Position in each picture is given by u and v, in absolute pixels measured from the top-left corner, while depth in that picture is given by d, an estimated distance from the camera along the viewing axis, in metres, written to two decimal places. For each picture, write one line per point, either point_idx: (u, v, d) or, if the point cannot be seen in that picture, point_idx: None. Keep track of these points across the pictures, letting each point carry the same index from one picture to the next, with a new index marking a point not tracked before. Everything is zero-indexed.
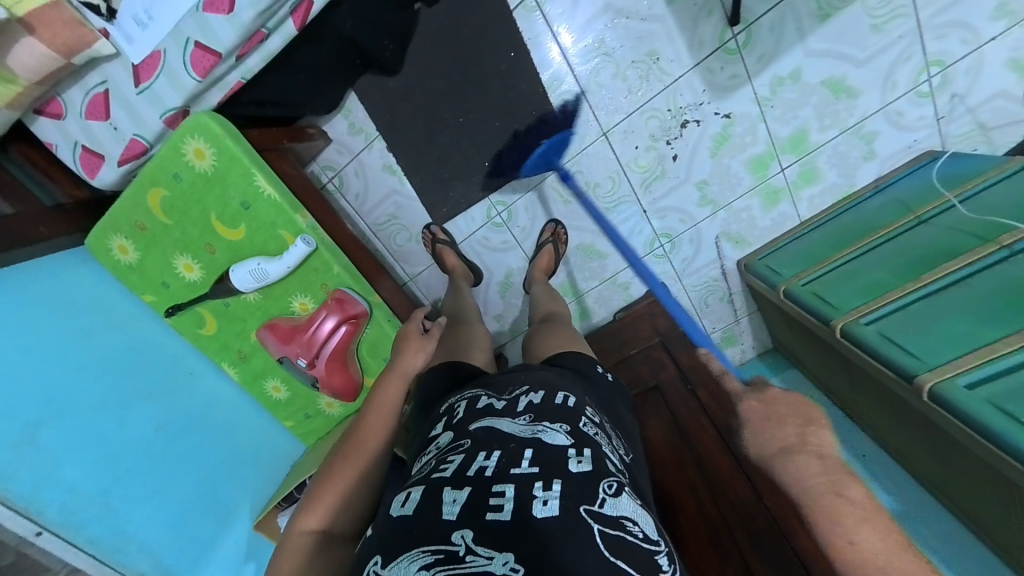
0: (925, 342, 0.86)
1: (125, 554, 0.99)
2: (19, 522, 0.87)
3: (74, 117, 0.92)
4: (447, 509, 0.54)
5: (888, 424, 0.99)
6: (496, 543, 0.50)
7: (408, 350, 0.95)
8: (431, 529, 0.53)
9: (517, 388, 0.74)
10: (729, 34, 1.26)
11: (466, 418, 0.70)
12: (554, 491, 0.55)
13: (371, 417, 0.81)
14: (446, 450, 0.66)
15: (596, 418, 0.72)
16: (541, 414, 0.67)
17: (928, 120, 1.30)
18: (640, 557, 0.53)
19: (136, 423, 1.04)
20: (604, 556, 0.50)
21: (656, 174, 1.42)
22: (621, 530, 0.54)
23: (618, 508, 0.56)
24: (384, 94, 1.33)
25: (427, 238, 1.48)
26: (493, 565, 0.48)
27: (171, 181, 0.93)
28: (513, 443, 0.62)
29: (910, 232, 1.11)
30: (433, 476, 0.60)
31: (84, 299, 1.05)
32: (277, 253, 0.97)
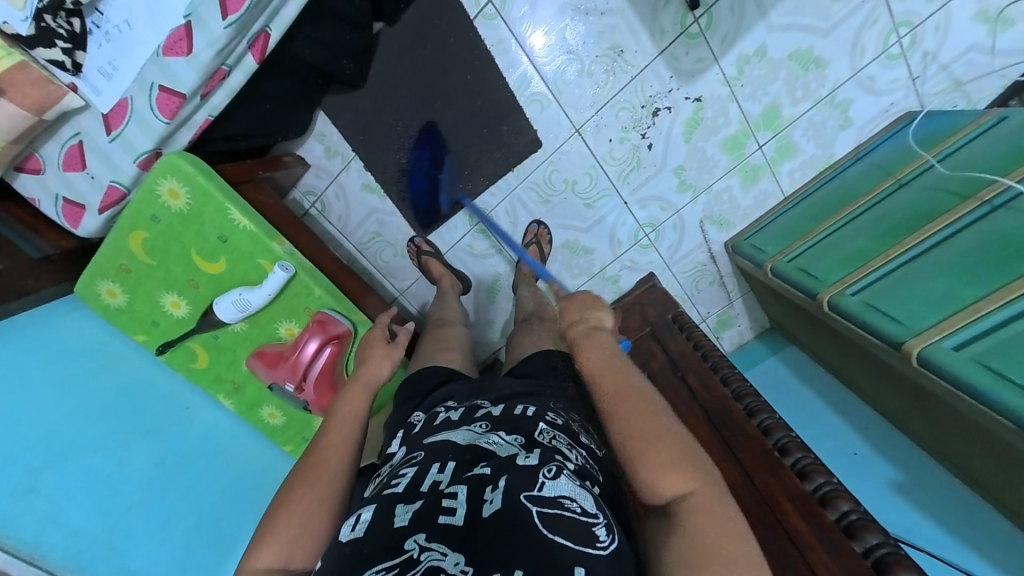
0: (906, 307, 0.85)
1: None
2: (21, 569, 0.86)
3: (53, 171, 0.95)
4: (399, 518, 0.56)
5: (883, 392, 0.98)
6: (449, 544, 0.52)
7: (371, 359, 0.94)
8: (383, 544, 0.54)
9: (480, 400, 0.78)
10: (690, 18, 1.26)
11: (424, 432, 0.74)
12: (500, 488, 0.57)
13: (334, 435, 0.81)
14: (400, 465, 0.68)
15: (559, 420, 0.73)
16: (496, 422, 0.70)
17: (901, 82, 1.28)
18: (579, 529, 0.53)
19: (138, 461, 1.06)
20: (541, 535, 0.52)
21: (632, 165, 1.42)
22: (559, 508, 0.55)
23: (558, 488, 0.57)
24: (355, 114, 1.35)
25: (412, 250, 1.51)
26: (446, 562, 0.50)
27: (150, 224, 0.95)
28: (468, 453, 0.64)
29: (890, 197, 1.10)
30: (385, 493, 0.62)
31: (81, 346, 1.09)
32: (258, 282, 0.99)
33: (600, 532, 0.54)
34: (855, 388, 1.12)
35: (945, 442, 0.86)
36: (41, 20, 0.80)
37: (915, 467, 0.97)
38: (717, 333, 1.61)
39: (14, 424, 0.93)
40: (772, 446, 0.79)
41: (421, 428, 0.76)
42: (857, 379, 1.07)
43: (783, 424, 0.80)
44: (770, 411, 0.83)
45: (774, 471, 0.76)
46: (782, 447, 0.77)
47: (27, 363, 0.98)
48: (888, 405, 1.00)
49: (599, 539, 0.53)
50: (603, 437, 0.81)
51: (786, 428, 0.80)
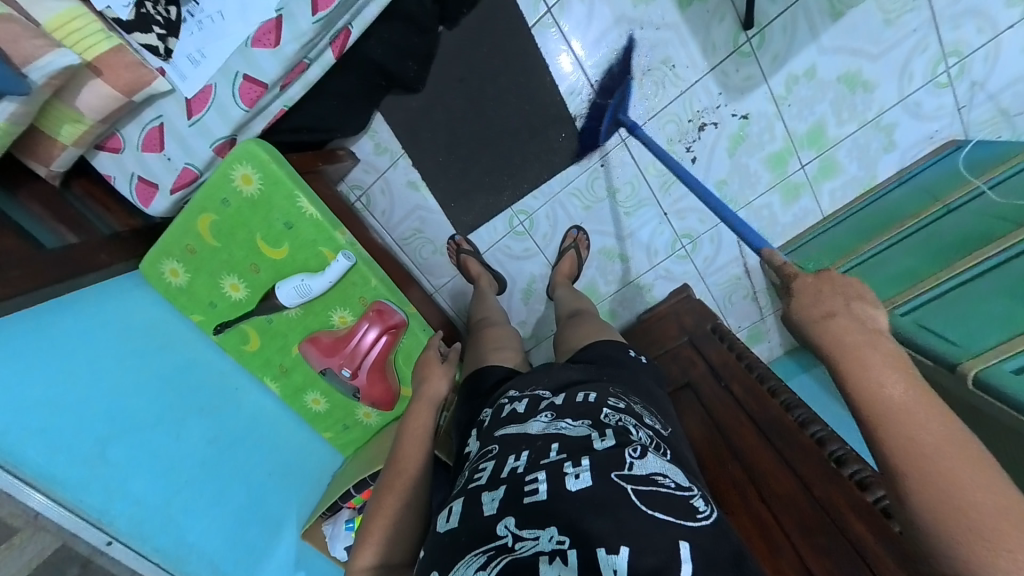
0: (965, 329, 0.88)
1: (184, 560, 1.10)
2: (91, 532, 0.99)
3: (130, 151, 0.98)
4: (488, 506, 0.62)
5: None
6: (537, 522, 0.57)
7: (430, 377, 0.97)
8: (477, 533, 0.60)
9: (540, 391, 0.80)
10: (743, 37, 1.29)
11: (494, 426, 0.77)
12: (584, 465, 0.61)
13: (409, 442, 0.86)
14: (478, 459, 0.73)
15: (620, 404, 0.75)
16: (562, 411, 0.73)
17: (947, 109, 1.30)
18: (676, 503, 0.58)
19: (191, 441, 1.10)
20: (640, 510, 0.56)
21: (674, 176, 1.44)
22: (654, 485, 0.60)
23: (648, 467, 0.62)
24: (407, 112, 1.39)
25: (451, 248, 1.53)
26: (541, 542, 0.55)
27: (220, 208, 0.98)
28: (541, 440, 0.68)
29: (938, 221, 1.12)
30: (470, 486, 0.67)
31: (140, 323, 1.09)
32: (319, 269, 1.01)
33: (698, 504, 0.60)
34: None
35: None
36: (142, 7, 0.87)
37: None
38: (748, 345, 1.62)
39: (75, 399, 0.96)
40: (828, 458, 0.79)
41: (490, 422, 0.79)
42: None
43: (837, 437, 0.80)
44: (822, 423, 0.84)
45: (834, 480, 0.76)
46: (838, 459, 0.78)
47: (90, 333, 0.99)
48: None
49: (698, 510, 0.59)
50: (666, 417, 0.83)
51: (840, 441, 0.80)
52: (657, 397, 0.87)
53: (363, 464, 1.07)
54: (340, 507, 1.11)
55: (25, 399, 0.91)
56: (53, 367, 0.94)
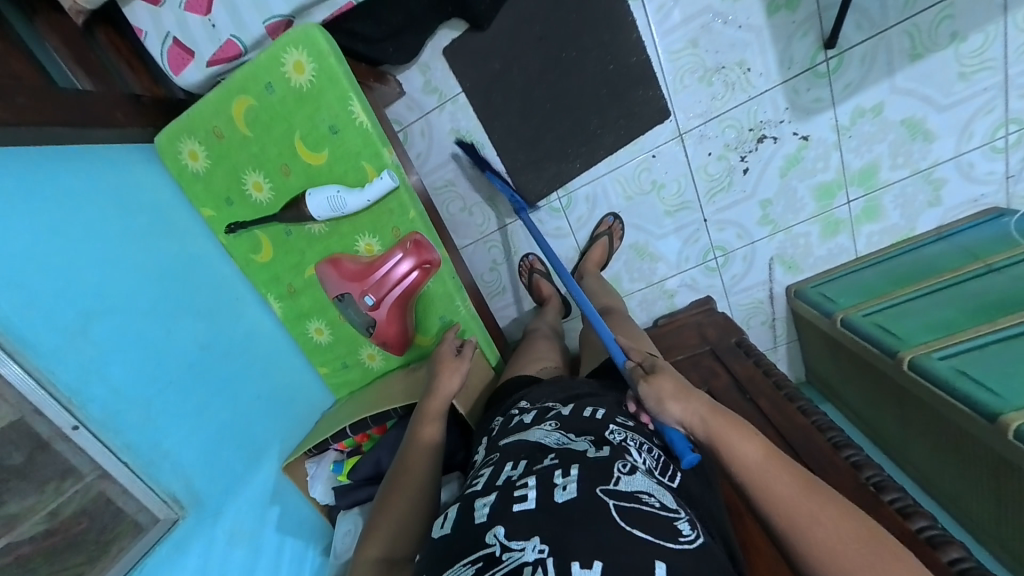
0: (1004, 381, 0.85)
1: (158, 470, 0.89)
2: (57, 412, 0.80)
3: (171, 6, 0.85)
4: (479, 513, 0.68)
5: (933, 455, 1.03)
6: (524, 534, 0.61)
7: (443, 372, 0.94)
8: (468, 541, 0.65)
9: (548, 402, 0.91)
10: (821, 56, 1.26)
11: (501, 436, 0.88)
12: (572, 476, 0.68)
13: (417, 441, 0.86)
14: (481, 466, 0.82)
15: (627, 422, 0.84)
16: (565, 424, 0.82)
17: (997, 176, 1.32)
18: (662, 524, 0.62)
19: (182, 337, 0.97)
20: (620, 525, 0.60)
21: (721, 185, 1.40)
22: (638, 502, 0.65)
23: (634, 484, 0.68)
24: (467, 53, 1.30)
25: (524, 266, 1.53)
26: (526, 554, 0.58)
27: (262, 93, 0.87)
28: (537, 451, 0.76)
29: (979, 279, 1.12)
30: (467, 493, 0.75)
31: (142, 202, 0.99)
32: (357, 185, 0.91)
33: (683, 527, 0.64)
34: (901, 455, 1.17)
35: (992, 513, 0.90)
36: None
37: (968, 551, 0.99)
38: None
39: (71, 260, 0.85)
40: (864, 483, 0.77)
41: (500, 430, 0.91)
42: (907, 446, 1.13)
43: (875, 463, 0.78)
44: (858, 447, 0.81)
45: (871, 507, 0.74)
46: (878, 484, 0.75)
47: (76, 197, 0.88)
48: (937, 476, 1.04)
49: (683, 533, 0.63)
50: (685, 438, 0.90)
51: (877, 468, 0.78)
52: None
53: (360, 406, 1.00)
54: (327, 448, 1.02)
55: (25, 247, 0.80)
56: (44, 219, 0.83)
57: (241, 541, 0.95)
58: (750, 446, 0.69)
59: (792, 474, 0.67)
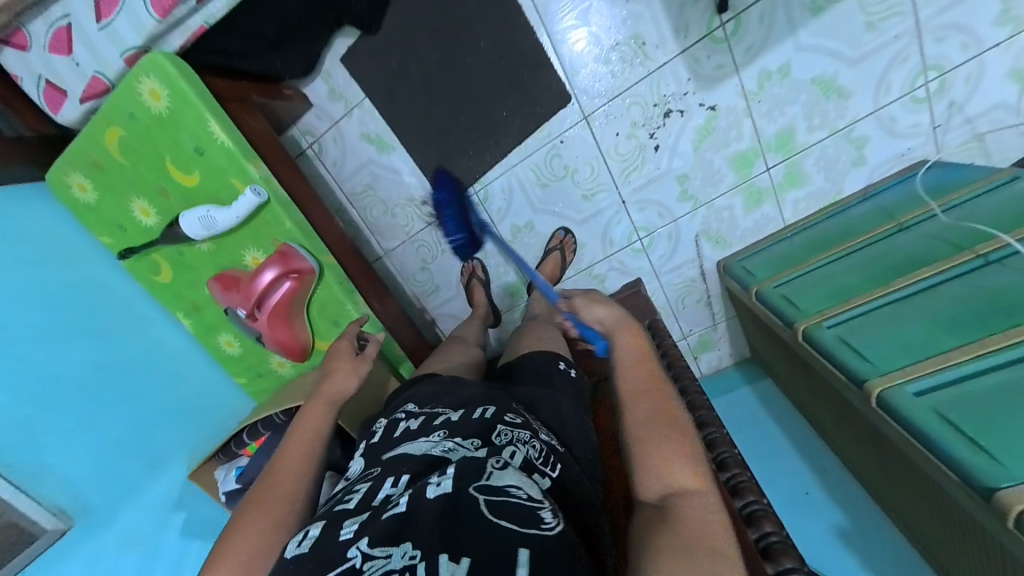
0: (880, 348, 0.83)
1: (41, 484, 0.98)
2: None
3: (38, 51, 0.90)
4: (345, 531, 0.59)
5: (835, 426, 1.01)
6: (389, 540, 0.53)
7: (335, 373, 0.92)
8: (326, 558, 0.56)
9: (438, 408, 0.84)
10: (717, 21, 1.21)
11: (384, 448, 0.79)
12: (448, 474, 0.62)
13: (291, 454, 0.79)
14: (357, 481, 0.73)
15: (517, 420, 0.76)
16: (454, 430, 0.75)
17: (922, 128, 1.25)
18: (524, 512, 0.55)
19: (74, 359, 1.05)
20: (485, 517, 0.55)
21: (634, 164, 1.38)
22: (504, 496, 0.58)
23: (505, 479, 0.61)
24: (364, 57, 1.31)
25: (467, 270, 1.56)
26: (391, 560, 0.51)
27: (127, 121, 0.92)
28: (420, 464, 0.68)
29: (888, 239, 1.08)
30: (336, 509, 0.65)
31: (40, 233, 1.06)
32: (228, 203, 0.95)
33: (547, 514, 0.56)
34: (818, 427, 1.15)
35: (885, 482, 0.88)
36: None
37: None
38: (696, 354, 1.60)
39: None
40: (712, 460, 0.76)
41: (382, 441, 0.82)
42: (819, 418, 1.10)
43: (728, 439, 0.76)
44: (719, 425, 0.80)
45: None
46: (721, 461, 0.74)
47: None
48: (846, 449, 1.01)
49: (543, 521, 0.55)
50: (571, 436, 0.83)
51: (731, 444, 0.76)
52: (568, 411, 0.88)
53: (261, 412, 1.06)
54: (236, 455, 1.08)
55: None
56: None
57: (133, 548, 1.05)
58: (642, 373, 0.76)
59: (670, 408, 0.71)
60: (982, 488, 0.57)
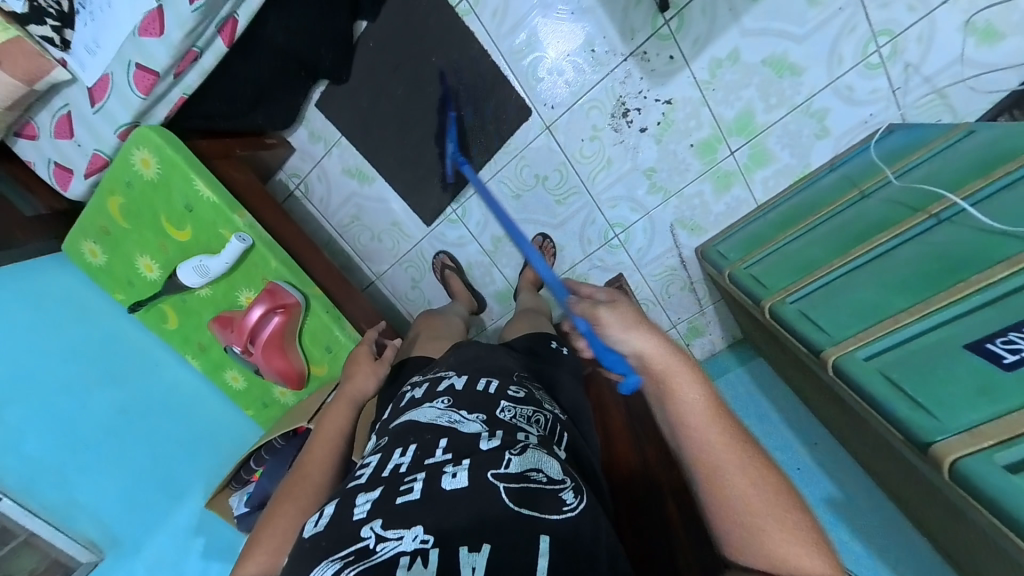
0: (835, 316, 0.84)
1: (75, 518, 1.08)
2: None
3: (46, 138, 1.02)
4: (359, 510, 0.62)
5: (815, 396, 1.03)
6: (403, 522, 0.58)
7: (357, 376, 1.02)
8: (342, 537, 0.60)
9: (443, 374, 0.90)
10: (662, 20, 1.24)
11: (394, 417, 0.85)
12: (463, 465, 0.65)
13: (316, 449, 0.86)
14: (368, 454, 0.77)
15: (517, 394, 0.83)
16: (458, 402, 0.79)
17: (882, 92, 1.24)
18: (544, 498, 0.62)
19: (98, 404, 1.17)
20: (508, 508, 0.60)
21: (600, 164, 1.42)
22: (525, 482, 0.63)
23: (524, 463, 0.66)
24: (336, 100, 1.41)
25: (438, 264, 1.59)
26: (403, 543, 0.56)
27: (125, 189, 1.03)
28: (429, 436, 0.72)
29: (850, 209, 1.08)
30: (349, 486, 0.69)
31: (58, 298, 1.18)
32: (218, 250, 1.05)
33: (566, 496, 0.63)
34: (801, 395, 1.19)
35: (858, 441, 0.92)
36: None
37: None
38: (688, 340, 1.63)
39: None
40: None
41: (393, 412, 0.87)
42: (800, 386, 1.13)
43: None
44: None
45: None
46: None
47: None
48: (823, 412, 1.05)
49: (565, 503, 0.62)
50: (566, 408, 0.92)
51: None
52: (563, 387, 0.98)
53: (269, 438, 1.15)
54: (248, 480, 1.17)
55: None
56: None
57: (162, 567, 1.17)
58: (691, 389, 0.64)
59: (755, 473, 0.60)
60: (920, 442, 0.59)
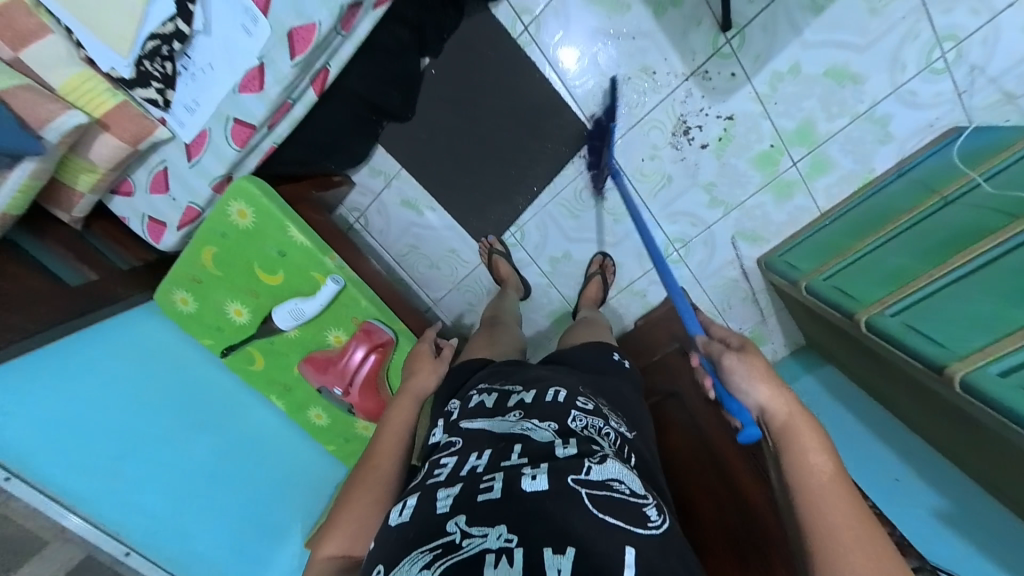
0: (950, 330, 0.85)
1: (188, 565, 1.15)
2: (111, 543, 1.05)
3: (141, 194, 1.06)
4: (442, 504, 0.63)
5: (907, 401, 1.05)
6: (487, 521, 0.58)
7: (419, 372, 1.01)
8: (427, 530, 0.61)
9: (510, 385, 0.86)
10: (722, 39, 1.27)
11: (461, 418, 0.82)
12: (543, 469, 0.64)
13: (385, 441, 0.88)
14: (440, 453, 0.76)
15: (588, 406, 0.81)
16: (529, 412, 0.77)
17: (945, 96, 1.24)
18: (630, 510, 0.61)
19: (200, 454, 1.19)
20: (594, 515, 0.59)
21: (660, 182, 1.44)
22: (609, 491, 0.63)
23: (606, 472, 0.65)
24: (398, 134, 1.44)
25: (484, 247, 1.55)
26: (489, 540, 0.56)
27: (219, 240, 1.06)
28: (503, 442, 0.71)
29: (934, 215, 1.08)
30: (428, 481, 0.69)
31: (154, 350, 1.20)
32: (311, 294, 1.10)
33: (650, 512, 0.63)
34: (882, 400, 1.19)
35: (953, 438, 0.95)
36: (142, 65, 0.89)
37: (967, 502, 0.98)
38: None
39: (106, 417, 1.07)
40: None
41: (459, 414, 0.84)
42: (880, 387, 1.16)
43: None
44: None
45: None
46: None
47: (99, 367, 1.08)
48: (910, 412, 1.08)
49: (649, 519, 0.62)
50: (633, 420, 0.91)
51: None
52: (631, 401, 0.96)
53: None
54: None
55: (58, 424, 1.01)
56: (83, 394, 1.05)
57: None
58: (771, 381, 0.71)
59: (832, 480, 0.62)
60: None
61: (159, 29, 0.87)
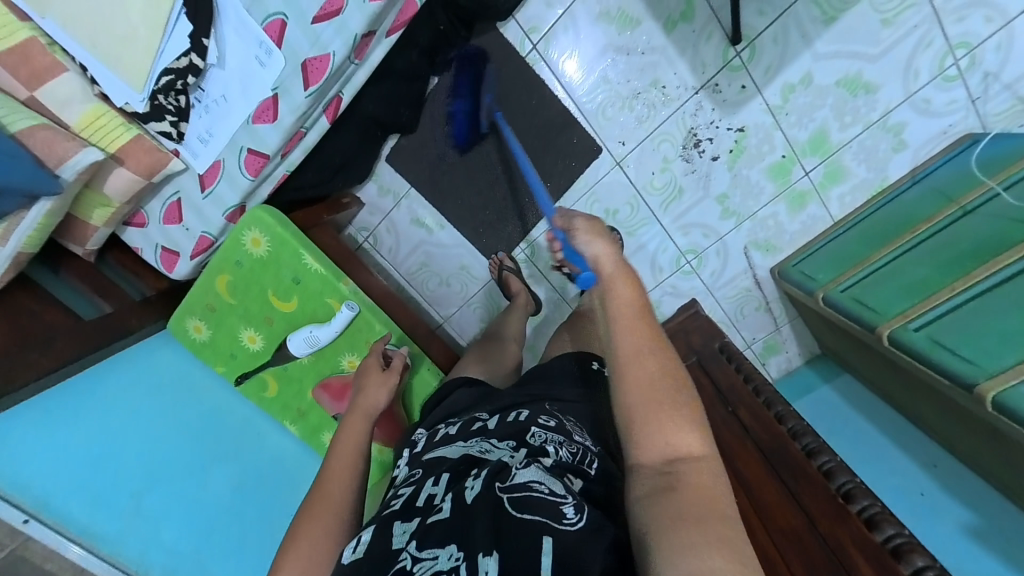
0: (976, 345, 0.83)
1: None
2: None
3: (155, 225, 1.06)
4: (396, 539, 0.60)
5: (936, 416, 1.01)
6: (438, 542, 0.56)
7: (367, 387, 0.98)
8: (380, 560, 0.58)
9: (477, 412, 0.85)
10: (732, 52, 1.27)
11: (426, 450, 0.80)
12: (481, 480, 0.62)
13: (338, 462, 0.82)
14: (401, 484, 0.74)
15: (550, 423, 0.76)
16: (490, 434, 0.75)
17: (959, 103, 1.22)
18: (550, 508, 0.56)
19: (215, 482, 1.17)
20: (514, 516, 0.55)
21: (672, 194, 1.43)
22: (529, 491, 0.58)
23: (530, 474, 0.60)
24: (408, 153, 1.44)
25: (494, 264, 1.51)
26: (439, 561, 0.54)
27: (235, 268, 1.08)
28: (457, 464, 0.69)
29: (953, 225, 1.06)
30: (384, 513, 0.67)
31: (169, 378, 1.21)
32: (326, 319, 1.10)
33: (570, 509, 0.56)
34: (906, 412, 1.16)
35: (986, 454, 0.91)
36: (155, 99, 0.90)
37: (999, 521, 0.94)
38: (764, 359, 1.59)
39: (117, 452, 1.07)
40: (836, 491, 0.80)
41: (425, 444, 0.83)
42: (907, 402, 1.12)
43: (846, 468, 0.81)
44: (830, 452, 0.85)
45: (839, 518, 0.77)
46: (847, 492, 0.78)
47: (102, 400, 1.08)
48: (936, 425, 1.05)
49: (565, 516, 0.55)
50: (603, 436, 0.84)
51: (850, 473, 0.81)
52: (604, 414, 0.89)
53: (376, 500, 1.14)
54: None
55: (66, 459, 1.01)
56: (87, 429, 1.05)
57: None
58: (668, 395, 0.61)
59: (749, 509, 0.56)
60: None
61: (173, 64, 0.87)
